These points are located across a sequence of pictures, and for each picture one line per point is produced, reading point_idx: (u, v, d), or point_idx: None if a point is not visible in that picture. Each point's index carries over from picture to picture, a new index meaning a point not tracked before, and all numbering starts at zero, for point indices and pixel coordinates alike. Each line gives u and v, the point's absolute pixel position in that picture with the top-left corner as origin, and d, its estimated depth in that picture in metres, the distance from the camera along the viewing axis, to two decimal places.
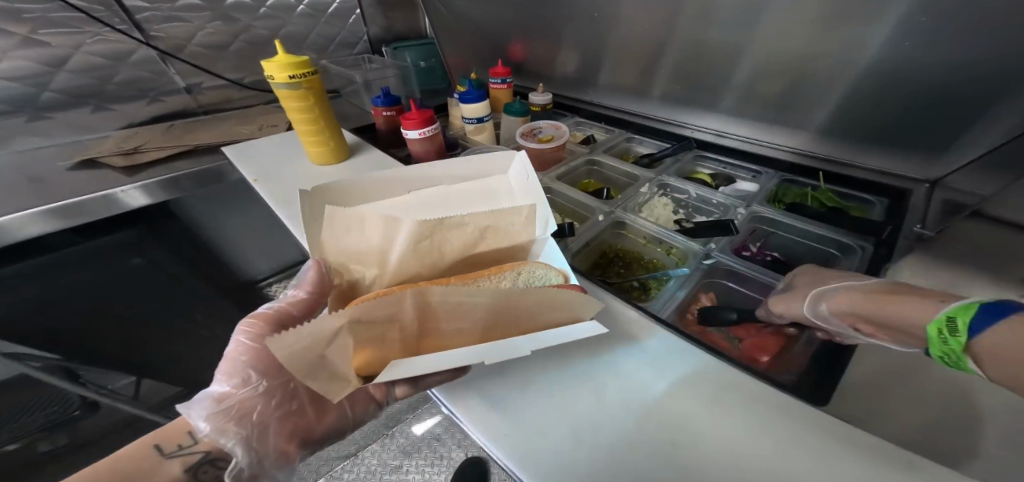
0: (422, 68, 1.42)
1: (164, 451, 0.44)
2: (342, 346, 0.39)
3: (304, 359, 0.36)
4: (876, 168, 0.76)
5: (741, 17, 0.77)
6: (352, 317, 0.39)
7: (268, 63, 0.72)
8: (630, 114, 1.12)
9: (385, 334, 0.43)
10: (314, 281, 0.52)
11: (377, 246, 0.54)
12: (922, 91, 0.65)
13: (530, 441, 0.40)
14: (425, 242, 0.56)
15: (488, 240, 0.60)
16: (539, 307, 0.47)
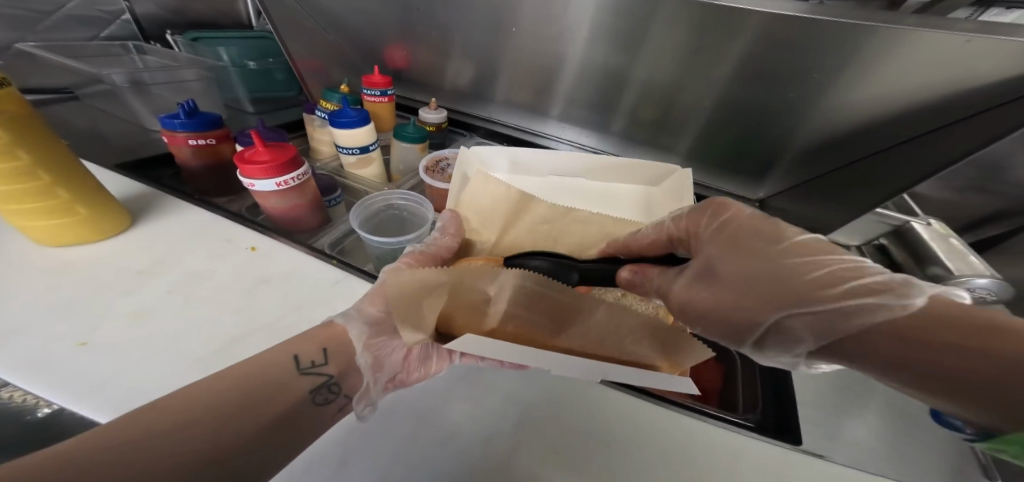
0: (253, 71, 1.02)
1: (298, 367, 0.37)
2: (434, 303, 0.38)
3: (408, 288, 0.37)
4: (720, 188, 0.95)
5: (623, 42, 0.77)
6: (453, 276, 0.37)
7: None
8: (530, 133, 1.07)
9: (470, 301, 0.39)
10: (455, 228, 0.52)
11: (507, 211, 0.52)
12: (753, 126, 0.79)
13: (439, 457, 0.38)
14: (543, 225, 0.52)
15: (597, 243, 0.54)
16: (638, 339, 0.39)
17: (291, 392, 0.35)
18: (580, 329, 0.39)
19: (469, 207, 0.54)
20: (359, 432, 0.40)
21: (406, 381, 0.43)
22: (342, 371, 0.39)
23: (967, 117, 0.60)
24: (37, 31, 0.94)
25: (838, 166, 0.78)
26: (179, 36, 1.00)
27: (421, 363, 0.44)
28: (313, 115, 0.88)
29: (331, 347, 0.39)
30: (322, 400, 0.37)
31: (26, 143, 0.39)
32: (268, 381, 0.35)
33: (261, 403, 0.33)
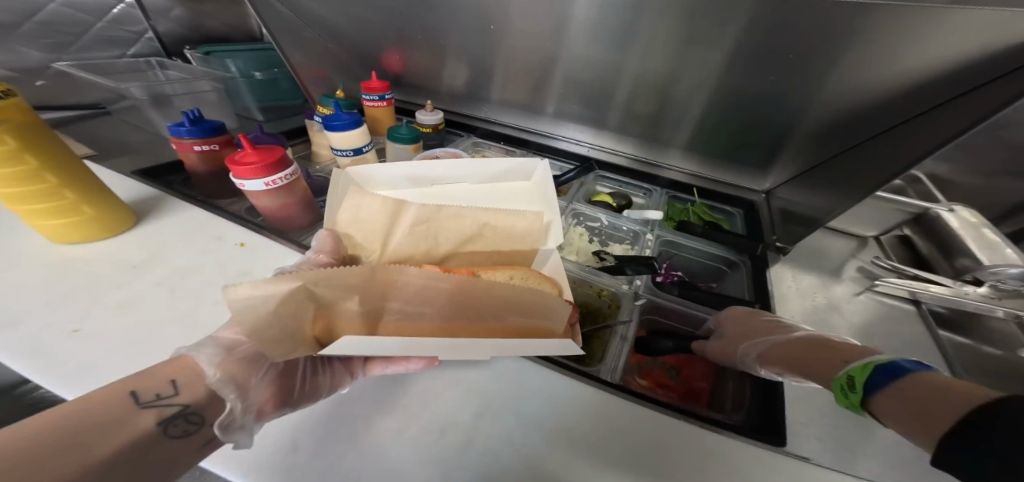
0: (260, 81, 1.08)
1: (137, 401, 0.32)
2: (304, 311, 0.38)
3: (252, 313, 0.34)
4: (725, 181, 0.89)
5: (612, 36, 0.76)
6: (310, 280, 0.38)
7: None
8: (526, 131, 1.07)
9: (335, 308, 0.41)
10: (329, 247, 0.50)
11: (382, 224, 0.55)
12: (753, 116, 0.75)
13: (413, 451, 0.39)
14: (423, 226, 0.56)
15: (484, 240, 0.58)
16: (501, 306, 0.46)
17: (127, 429, 0.31)
18: (466, 313, 0.45)
19: (348, 228, 0.55)
20: (333, 425, 0.41)
21: (293, 401, 0.40)
22: (200, 399, 0.35)
23: (976, 87, 0.53)
24: (70, 53, 1.04)
25: (830, 157, 0.72)
26: (193, 51, 1.06)
27: (306, 384, 0.41)
28: (312, 120, 0.92)
29: (180, 379, 0.35)
30: (178, 433, 0.33)
31: (31, 148, 0.43)
32: (93, 420, 0.30)
33: (89, 443, 0.29)
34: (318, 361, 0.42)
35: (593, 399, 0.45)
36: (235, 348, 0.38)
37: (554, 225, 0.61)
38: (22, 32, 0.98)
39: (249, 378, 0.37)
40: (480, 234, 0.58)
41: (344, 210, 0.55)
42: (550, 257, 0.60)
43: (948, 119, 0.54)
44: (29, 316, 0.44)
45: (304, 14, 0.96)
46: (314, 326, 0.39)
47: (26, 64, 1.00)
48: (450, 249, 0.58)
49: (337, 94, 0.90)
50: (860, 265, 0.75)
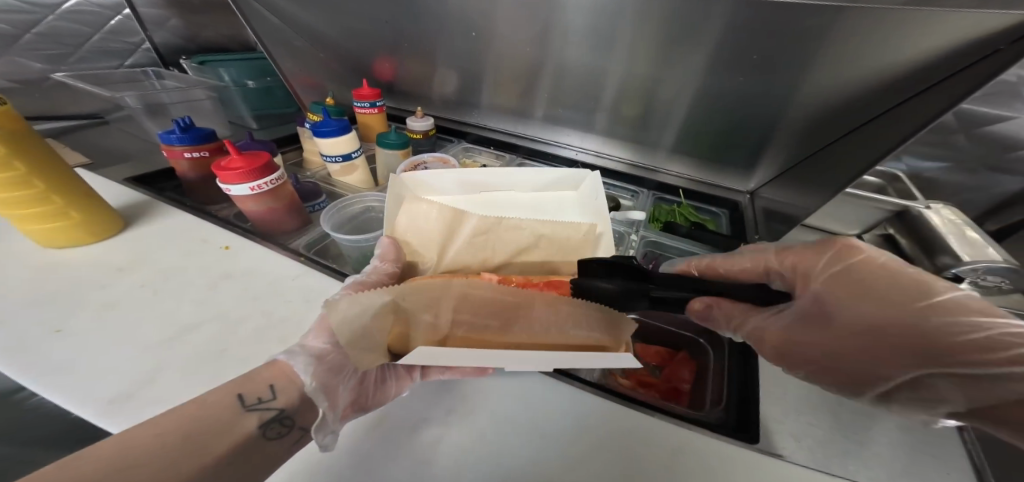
0: (254, 89, 1.11)
1: (244, 404, 0.35)
2: (383, 322, 0.40)
3: (348, 326, 0.38)
4: (713, 183, 0.89)
5: (597, 41, 0.76)
6: (396, 295, 0.40)
7: None
8: (517, 137, 1.09)
9: (411, 327, 0.41)
10: (393, 254, 0.52)
11: (438, 236, 0.55)
12: (736, 119, 0.75)
13: (396, 465, 0.38)
14: (480, 238, 0.55)
15: (540, 251, 0.56)
16: (551, 322, 0.42)
17: (235, 434, 0.33)
18: (529, 327, 0.42)
19: (411, 237, 0.55)
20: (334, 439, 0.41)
21: (367, 406, 0.42)
22: (294, 404, 0.37)
23: (946, 79, 0.53)
24: (68, 64, 1.07)
25: (809, 152, 0.73)
26: (189, 61, 1.08)
27: (376, 389, 0.43)
28: (303, 127, 0.93)
29: (278, 383, 0.37)
30: (274, 436, 0.35)
31: (21, 154, 0.45)
32: (206, 428, 0.33)
33: (202, 445, 0.32)
34: (386, 368, 0.44)
35: (577, 404, 0.45)
36: (326, 357, 0.40)
37: (606, 236, 0.55)
38: (21, 43, 1.00)
39: (336, 385, 0.39)
40: (534, 247, 0.55)
41: (403, 220, 0.55)
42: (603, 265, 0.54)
43: (921, 108, 0.56)
44: (17, 317, 0.45)
45: (296, 25, 1.00)
46: (391, 335, 0.40)
47: (27, 75, 1.03)
48: (505, 260, 0.55)
49: (327, 101, 0.92)
50: None
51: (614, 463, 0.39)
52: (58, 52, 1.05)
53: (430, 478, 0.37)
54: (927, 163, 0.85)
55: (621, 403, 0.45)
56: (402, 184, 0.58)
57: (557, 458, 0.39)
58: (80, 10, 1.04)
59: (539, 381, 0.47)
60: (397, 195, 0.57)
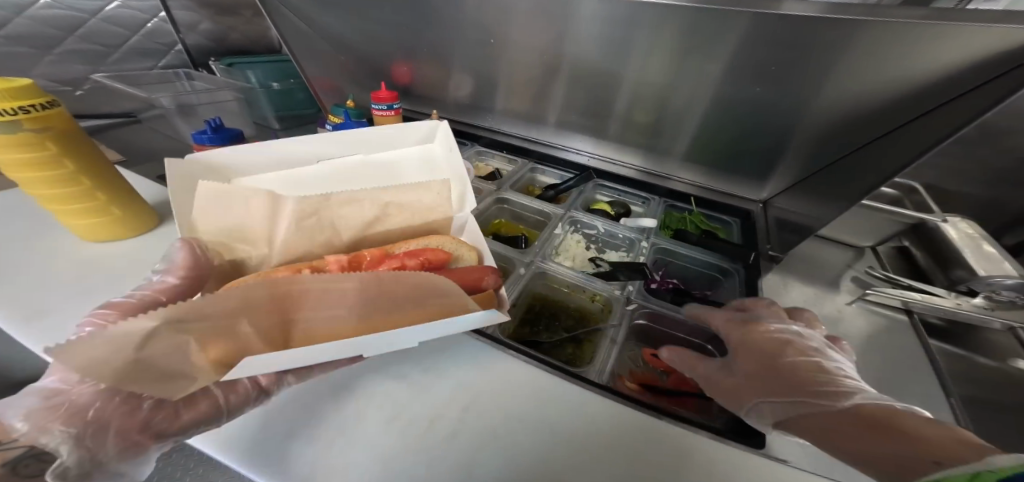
0: (277, 90, 1.15)
1: (30, 443, 0.34)
2: (171, 344, 0.34)
3: (108, 367, 0.31)
4: (725, 191, 0.88)
5: (612, 48, 0.77)
6: (174, 317, 0.34)
7: None
8: (529, 141, 1.10)
9: (237, 333, 0.38)
10: (184, 263, 0.45)
11: (258, 219, 0.52)
12: (750, 128, 0.75)
13: (411, 456, 0.39)
14: (311, 219, 0.54)
15: (393, 220, 0.59)
16: (420, 293, 0.43)
17: None
18: (395, 308, 0.43)
19: (212, 234, 0.50)
20: (351, 428, 0.42)
21: (172, 431, 0.36)
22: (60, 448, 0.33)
23: (974, 90, 0.53)
24: (107, 64, 1.12)
25: (827, 164, 0.73)
26: (218, 62, 1.13)
27: (183, 408, 0.37)
28: (324, 129, 0.97)
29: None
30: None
31: (72, 155, 0.49)
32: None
33: None
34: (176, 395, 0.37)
35: (587, 407, 0.45)
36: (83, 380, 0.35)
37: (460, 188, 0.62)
38: (66, 46, 1.05)
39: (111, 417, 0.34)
40: (386, 214, 0.58)
41: (201, 216, 0.49)
42: (466, 223, 0.62)
43: (948, 118, 0.55)
44: (60, 307, 0.48)
45: (319, 30, 1.03)
46: (208, 355, 0.36)
47: (70, 75, 1.09)
48: (355, 236, 0.57)
49: (347, 104, 0.95)
50: (855, 274, 0.75)
51: (619, 464, 0.40)
52: (98, 53, 1.10)
53: (439, 468, 0.38)
54: (945, 176, 0.84)
55: (632, 406, 0.45)
56: (189, 163, 0.52)
57: (563, 456, 0.40)
58: (119, 14, 1.09)
59: (551, 381, 0.47)
60: (218, 184, 0.50)
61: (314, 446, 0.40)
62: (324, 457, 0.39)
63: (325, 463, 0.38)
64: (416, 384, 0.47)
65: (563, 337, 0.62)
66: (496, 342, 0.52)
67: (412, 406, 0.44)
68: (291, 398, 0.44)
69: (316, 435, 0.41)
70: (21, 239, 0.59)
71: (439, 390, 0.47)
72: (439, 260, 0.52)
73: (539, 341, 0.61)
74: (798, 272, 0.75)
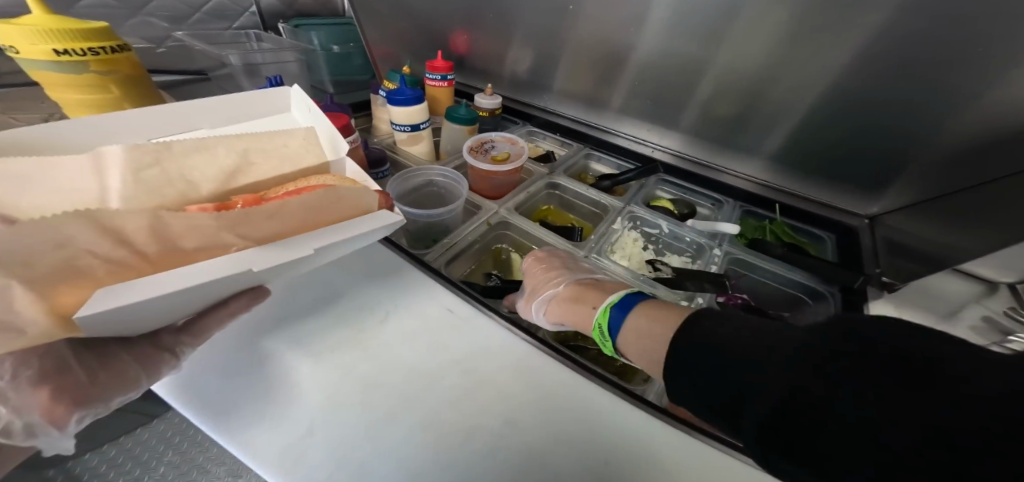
0: (337, 55, 1.13)
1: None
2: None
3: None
4: (804, 196, 0.76)
5: (708, 22, 0.66)
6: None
7: (8, 27, 0.44)
8: (585, 125, 1.00)
9: (78, 266, 0.32)
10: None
11: (93, 191, 0.44)
12: (871, 125, 0.62)
13: (443, 472, 0.33)
14: (154, 171, 0.46)
15: (259, 168, 0.52)
16: (314, 212, 0.42)
17: None
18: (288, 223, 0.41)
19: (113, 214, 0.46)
20: (372, 427, 0.36)
21: (93, 396, 0.35)
22: None
23: None
24: (189, 24, 1.07)
25: (967, 186, 0.59)
26: (286, 24, 1.12)
27: (96, 373, 0.36)
28: (377, 94, 0.93)
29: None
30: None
31: (127, 98, 0.56)
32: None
33: None
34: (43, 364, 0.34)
35: (653, 437, 0.38)
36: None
37: (331, 137, 0.56)
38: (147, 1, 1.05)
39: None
40: (249, 163, 0.52)
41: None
42: (345, 168, 0.56)
43: None
44: None
45: None
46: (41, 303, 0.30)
47: None
48: (220, 189, 0.50)
49: (403, 70, 0.91)
50: (986, 314, 0.62)
51: None
52: (184, 13, 1.05)
53: None
54: None
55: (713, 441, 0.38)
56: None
57: None
58: None
59: (608, 401, 0.40)
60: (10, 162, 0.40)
61: (333, 444, 0.35)
62: (342, 458, 0.34)
63: (340, 462, 0.34)
64: (454, 383, 0.40)
65: None
66: (549, 350, 0.44)
67: (444, 412, 0.37)
68: (297, 380, 0.39)
69: (315, 421, 0.36)
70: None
71: (469, 396, 0.39)
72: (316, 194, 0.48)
73: (584, 346, 0.55)
74: (912, 304, 0.63)
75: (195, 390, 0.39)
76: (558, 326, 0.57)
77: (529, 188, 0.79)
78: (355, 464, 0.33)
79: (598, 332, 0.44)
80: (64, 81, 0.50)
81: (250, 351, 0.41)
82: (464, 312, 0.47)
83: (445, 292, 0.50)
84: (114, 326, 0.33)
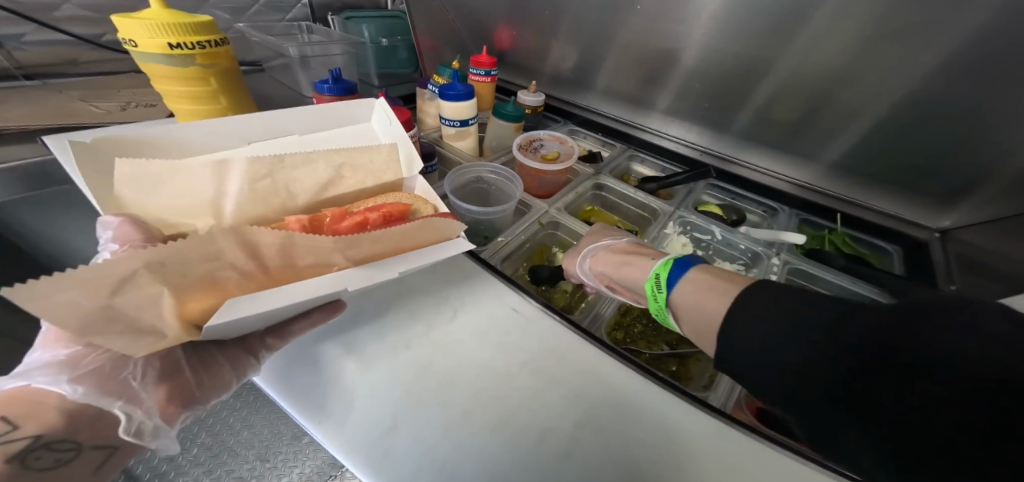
0: (383, 48, 1.15)
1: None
2: (141, 295, 0.32)
3: (79, 312, 0.28)
4: (855, 202, 0.74)
5: (778, 23, 0.64)
6: (154, 260, 0.32)
7: (131, 21, 0.46)
8: (629, 125, 0.99)
9: (219, 277, 0.37)
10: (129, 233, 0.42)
11: (207, 195, 0.48)
12: (952, 135, 0.60)
13: (524, 470, 0.35)
14: (265, 183, 0.51)
15: (345, 182, 0.56)
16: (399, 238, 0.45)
17: None
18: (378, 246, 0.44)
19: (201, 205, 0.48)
20: (453, 422, 0.38)
21: (195, 398, 0.38)
22: (57, 427, 0.31)
23: None
24: (247, 17, 1.10)
25: None
26: (336, 17, 1.14)
27: (201, 377, 0.40)
28: (424, 89, 0.94)
29: (12, 414, 0.30)
30: (48, 464, 0.30)
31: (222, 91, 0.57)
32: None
33: None
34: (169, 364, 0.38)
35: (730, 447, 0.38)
36: (80, 361, 0.34)
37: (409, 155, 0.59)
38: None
39: (124, 384, 0.34)
40: (339, 177, 0.56)
41: (129, 192, 0.45)
42: (417, 185, 0.59)
43: None
44: None
45: None
46: (179, 309, 0.34)
47: None
48: (311, 200, 0.54)
49: (451, 65, 0.92)
50: None
51: None
52: (243, 7, 1.08)
53: None
54: None
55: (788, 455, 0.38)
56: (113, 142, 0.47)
57: None
58: None
59: (681, 409, 0.40)
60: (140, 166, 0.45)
61: (419, 437, 0.37)
62: (428, 450, 0.36)
63: (426, 455, 0.35)
64: (525, 383, 0.41)
65: (662, 350, 0.56)
66: (612, 352, 0.45)
67: (520, 412, 0.39)
68: (379, 373, 0.41)
69: (399, 414, 0.38)
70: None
71: (541, 397, 0.40)
72: (399, 212, 0.52)
73: (639, 350, 0.55)
74: None
75: (286, 380, 0.42)
76: (611, 328, 0.58)
77: (576, 188, 0.79)
78: (441, 458, 0.35)
79: (653, 286, 0.43)
80: (174, 76, 0.52)
81: (330, 343, 0.43)
82: (528, 311, 0.49)
83: (505, 290, 0.51)
84: (225, 332, 0.36)
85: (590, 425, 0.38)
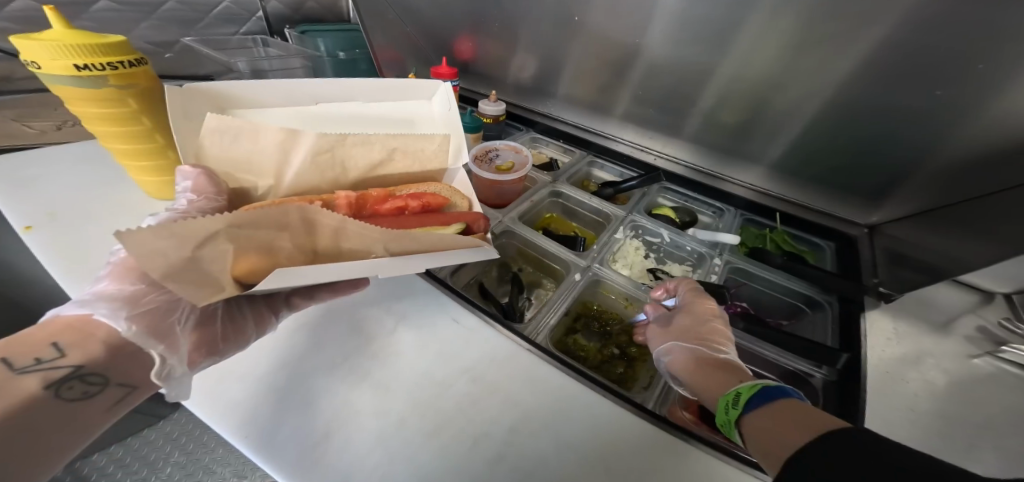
0: (342, 60, 1.15)
1: (10, 366, 0.28)
2: (218, 251, 0.33)
3: (163, 260, 0.29)
4: (801, 203, 0.78)
5: (714, 32, 0.67)
6: (233, 222, 0.34)
7: (26, 43, 0.43)
8: (590, 131, 1.00)
9: (274, 247, 0.39)
10: (205, 184, 0.46)
11: (271, 160, 0.51)
12: (879, 135, 0.63)
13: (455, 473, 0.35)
14: (327, 156, 0.53)
15: (394, 165, 0.58)
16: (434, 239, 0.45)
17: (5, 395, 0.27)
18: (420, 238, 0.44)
19: None
20: (387, 431, 0.38)
21: (219, 351, 0.38)
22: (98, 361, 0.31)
23: None
24: (197, 30, 1.08)
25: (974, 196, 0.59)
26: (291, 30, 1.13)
27: (229, 333, 0.38)
28: None
29: (65, 340, 0.31)
30: (76, 395, 0.30)
31: (144, 111, 0.56)
32: None
33: None
34: (231, 311, 0.39)
35: (661, 441, 0.39)
36: (140, 299, 0.33)
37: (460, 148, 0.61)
38: None
39: (171, 328, 0.33)
40: (390, 159, 0.58)
41: (210, 146, 0.48)
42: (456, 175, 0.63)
43: None
44: None
45: None
46: (236, 267, 0.35)
47: None
48: (360, 176, 0.57)
49: None
50: (979, 323, 0.60)
51: None
52: (191, 19, 1.06)
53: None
54: None
55: (713, 451, 0.39)
56: (193, 94, 0.48)
57: None
58: None
59: (616, 409, 0.41)
60: (226, 121, 0.47)
61: (350, 450, 0.36)
62: (360, 463, 0.35)
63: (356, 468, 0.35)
64: (466, 394, 0.42)
65: (612, 353, 0.57)
66: (553, 357, 0.46)
67: (456, 419, 0.39)
68: (317, 392, 0.41)
69: (333, 422, 0.38)
70: (95, 188, 0.64)
71: (476, 407, 0.41)
72: (438, 204, 0.56)
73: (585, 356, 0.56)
74: (916, 316, 0.61)
75: (215, 397, 0.40)
76: (561, 334, 0.58)
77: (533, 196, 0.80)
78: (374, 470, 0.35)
79: (727, 401, 0.35)
80: (87, 100, 0.50)
81: (270, 363, 0.43)
82: (471, 323, 0.50)
83: (451, 302, 0.52)
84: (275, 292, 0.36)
85: (525, 429, 0.39)
